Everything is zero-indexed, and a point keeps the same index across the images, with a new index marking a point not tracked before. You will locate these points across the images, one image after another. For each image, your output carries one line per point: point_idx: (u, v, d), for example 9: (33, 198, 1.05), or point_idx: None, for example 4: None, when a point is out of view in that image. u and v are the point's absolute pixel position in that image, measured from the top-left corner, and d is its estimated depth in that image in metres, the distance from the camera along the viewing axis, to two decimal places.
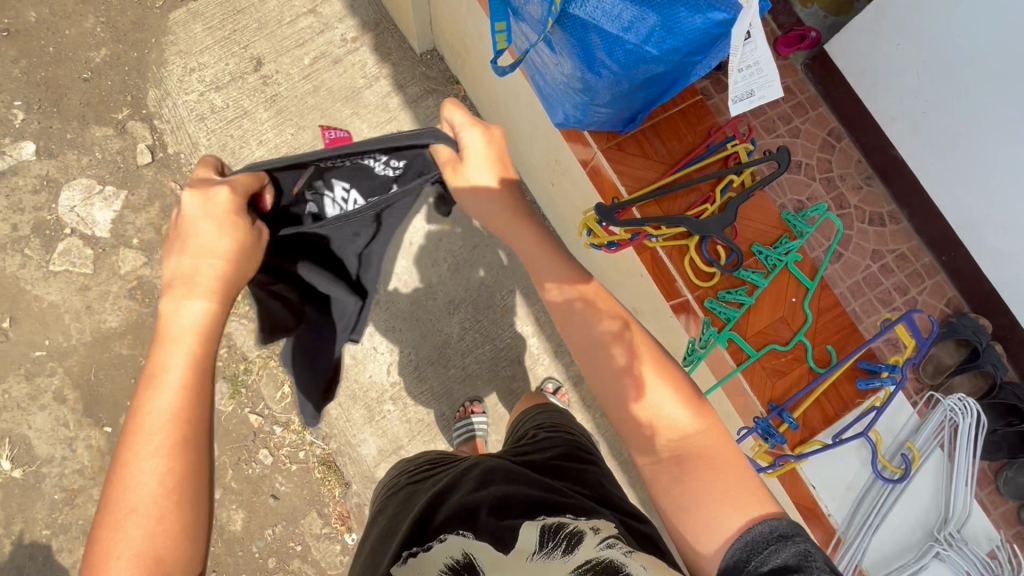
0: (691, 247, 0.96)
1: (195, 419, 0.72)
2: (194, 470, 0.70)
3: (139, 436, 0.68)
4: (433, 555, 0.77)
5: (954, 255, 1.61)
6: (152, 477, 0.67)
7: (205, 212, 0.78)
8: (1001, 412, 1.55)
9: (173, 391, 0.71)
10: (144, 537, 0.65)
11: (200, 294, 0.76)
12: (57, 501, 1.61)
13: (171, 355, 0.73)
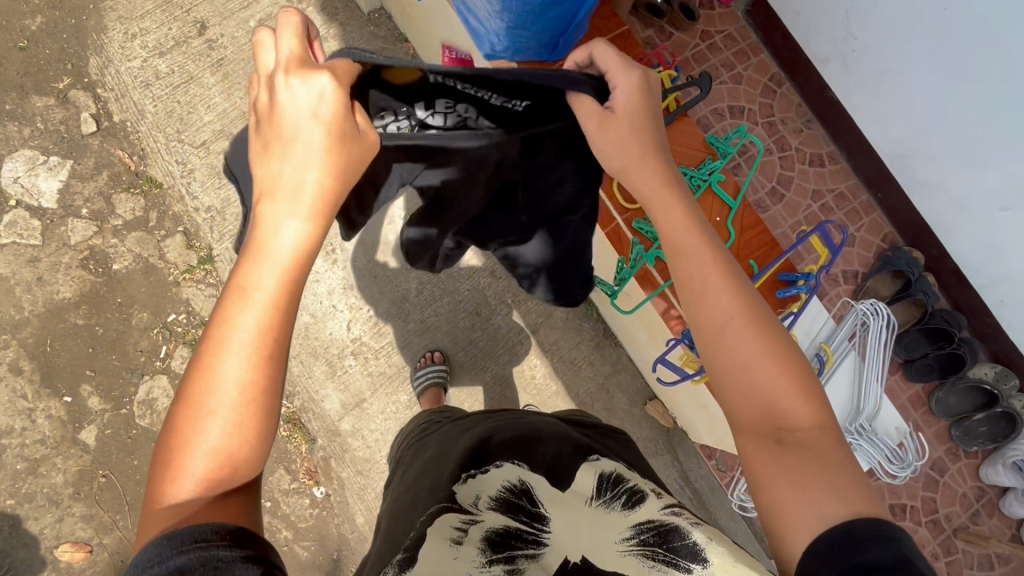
0: None
1: (278, 342, 0.69)
2: (272, 389, 0.69)
3: (224, 343, 0.67)
4: (493, 478, 0.94)
5: (888, 192, 1.69)
6: (230, 388, 0.66)
7: (308, 96, 0.66)
8: (931, 337, 1.66)
9: (260, 310, 0.68)
10: (222, 444, 0.66)
11: (305, 212, 0.70)
12: (20, 471, 1.61)
13: (267, 271, 0.69)
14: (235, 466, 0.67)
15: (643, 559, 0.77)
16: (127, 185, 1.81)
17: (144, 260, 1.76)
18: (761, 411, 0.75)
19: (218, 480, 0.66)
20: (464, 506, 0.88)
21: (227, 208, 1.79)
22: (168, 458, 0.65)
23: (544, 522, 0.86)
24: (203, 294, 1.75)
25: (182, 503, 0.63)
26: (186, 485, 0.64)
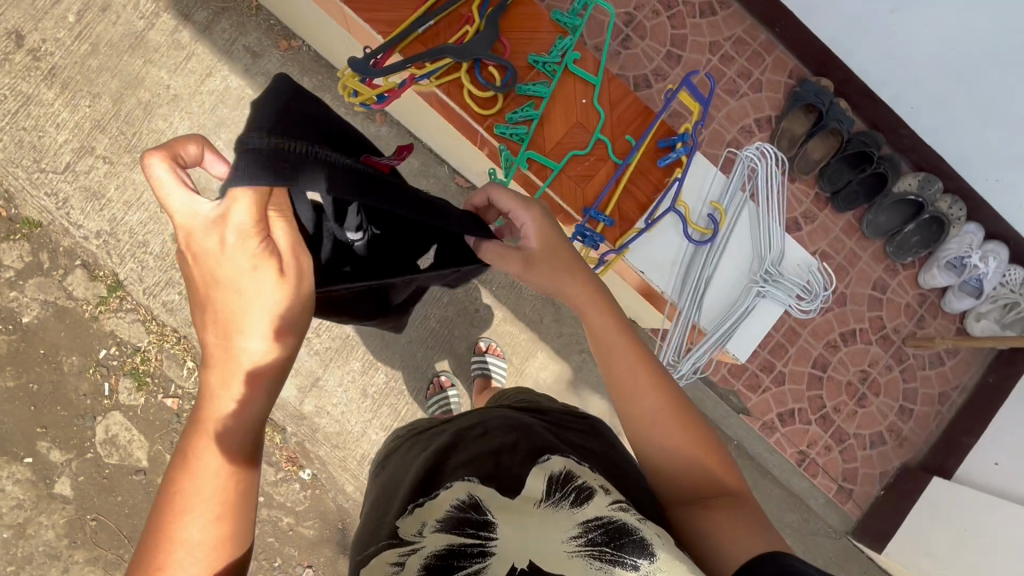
0: (464, 78, 0.92)
1: (241, 496, 0.66)
2: (237, 545, 0.65)
3: (180, 509, 0.63)
4: (439, 502, 0.75)
5: (784, 24, 1.61)
6: (196, 557, 0.62)
7: (233, 221, 0.62)
8: (853, 163, 1.64)
9: (220, 469, 0.65)
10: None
11: (262, 326, 0.66)
12: (10, 538, 1.62)
13: (217, 434, 0.65)
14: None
15: (592, 562, 0.64)
16: (5, 233, 1.67)
17: (53, 305, 1.67)
18: (691, 483, 0.78)
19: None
20: (406, 540, 0.72)
21: (117, 228, 1.68)
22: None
23: (490, 531, 0.68)
24: (126, 321, 1.68)
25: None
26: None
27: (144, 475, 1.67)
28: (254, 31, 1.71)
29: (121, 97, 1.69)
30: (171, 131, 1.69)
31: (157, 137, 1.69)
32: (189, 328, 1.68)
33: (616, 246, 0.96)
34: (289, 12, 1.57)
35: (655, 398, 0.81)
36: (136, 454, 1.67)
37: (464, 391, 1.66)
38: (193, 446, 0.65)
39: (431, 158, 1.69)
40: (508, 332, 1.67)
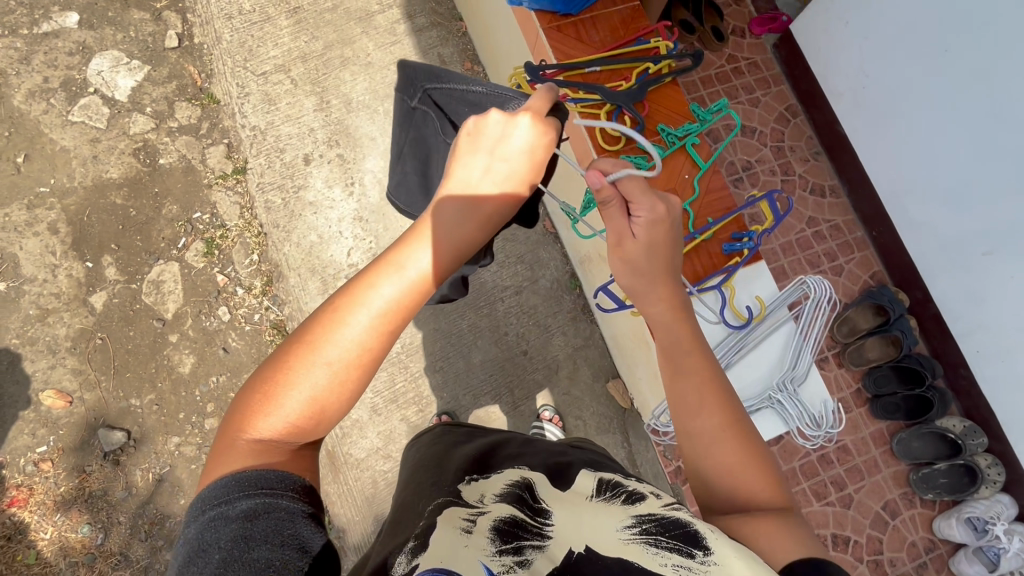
0: (602, 116, 1.10)
1: (402, 320, 0.72)
2: (376, 362, 0.71)
3: (358, 299, 0.70)
4: (496, 480, 0.81)
5: (882, 230, 1.75)
6: (348, 349, 0.69)
7: (502, 128, 0.80)
8: (904, 377, 1.65)
9: (399, 286, 0.71)
10: (314, 390, 0.68)
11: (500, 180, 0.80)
12: (30, 316, 1.77)
13: (421, 250, 0.74)
14: (319, 416, 0.68)
15: (649, 548, 0.63)
16: (190, 96, 2.02)
17: (187, 161, 1.95)
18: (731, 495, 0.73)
19: (298, 427, 0.67)
20: (466, 501, 0.75)
21: (269, 130, 1.97)
22: (265, 398, 0.67)
23: (547, 515, 0.71)
24: (229, 200, 1.92)
25: (258, 441, 0.64)
26: (280, 420, 0.66)
27: (162, 325, 1.80)
28: (451, 47, 2.09)
29: (331, 47, 2.06)
30: (351, 84, 2.03)
31: (339, 83, 2.02)
32: (271, 228, 1.87)
33: None
34: (486, 43, 1.92)
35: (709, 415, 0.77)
36: (167, 305, 1.81)
37: (457, 397, 1.70)
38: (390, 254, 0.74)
39: None
40: (522, 366, 1.73)
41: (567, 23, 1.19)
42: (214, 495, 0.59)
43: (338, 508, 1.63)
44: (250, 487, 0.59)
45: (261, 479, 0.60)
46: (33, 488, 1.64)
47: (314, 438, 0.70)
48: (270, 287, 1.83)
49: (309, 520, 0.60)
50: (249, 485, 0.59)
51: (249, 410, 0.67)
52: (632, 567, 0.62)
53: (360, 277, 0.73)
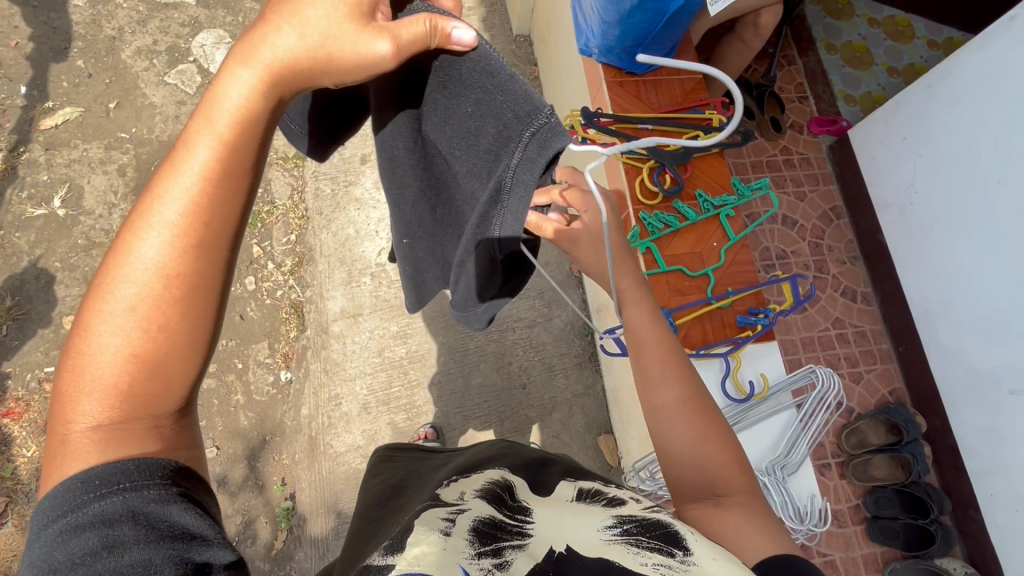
0: (644, 170, 1.14)
1: (219, 217, 0.56)
2: (202, 286, 0.55)
3: (149, 216, 0.54)
4: (472, 480, 0.83)
5: (909, 346, 1.71)
6: (142, 280, 0.53)
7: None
8: (907, 503, 1.56)
9: (196, 175, 0.54)
10: (126, 344, 0.53)
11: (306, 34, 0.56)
12: (77, 245, 1.87)
13: (206, 129, 0.55)
14: (160, 378, 0.54)
15: (630, 548, 0.65)
16: None
17: None
18: (699, 479, 0.77)
19: (127, 397, 0.53)
20: (445, 501, 0.75)
21: None
22: (77, 379, 0.52)
23: (526, 516, 0.73)
24: (282, 179, 2.00)
25: (88, 428, 0.51)
26: (89, 401, 0.52)
27: None
28: None
29: None
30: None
31: None
32: (314, 214, 1.94)
33: None
34: (554, 90, 2.03)
35: (673, 389, 0.81)
36: None
37: (447, 414, 1.70)
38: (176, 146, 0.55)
39: None
40: (517, 398, 1.72)
41: (630, 80, 1.25)
42: (56, 506, 0.48)
43: (306, 495, 1.63)
44: (102, 489, 0.49)
45: (121, 474, 0.50)
46: (31, 404, 1.69)
47: (170, 407, 0.55)
48: (299, 268, 1.89)
49: (188, 504, 0.51)
50: (101, 485, 0.49)
51: (63, 400, 0.53)
52: (614, 566, 0.64)
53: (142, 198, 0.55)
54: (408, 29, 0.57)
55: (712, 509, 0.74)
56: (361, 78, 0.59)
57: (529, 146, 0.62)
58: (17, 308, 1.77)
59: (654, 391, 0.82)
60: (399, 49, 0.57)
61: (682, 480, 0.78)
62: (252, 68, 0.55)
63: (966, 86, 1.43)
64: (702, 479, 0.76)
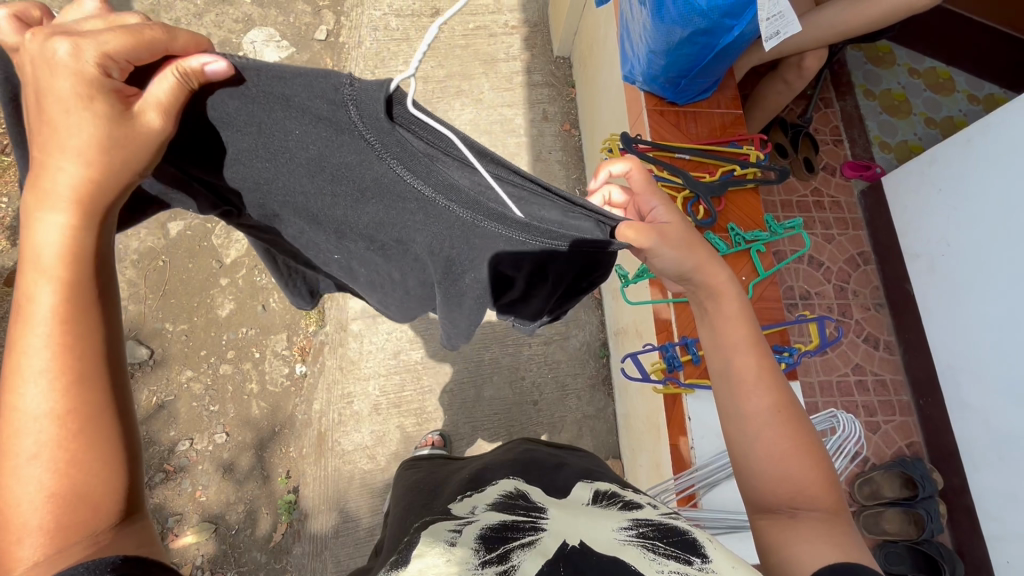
0: (679, 199, 1.16)
1: (87, 338, 0.55)
2: (99, 403, 0.55)
3: (19, 369, 0.53)
4: (487, 493, 0.87)
5: (930, 401, 1.67)
6: (38, 429, 0.52)
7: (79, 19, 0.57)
8: (918, 561, 1.52)
9: (48, 320, 0.54)
10: (45, 488, 0.51)
11: (74, 141, 0.55)
12: None
13: (35, 272, 0.54)
14: (91, 503, 0.53)
15: (647, 554, 0.65)
16: None
17: None
18: (783, 490, 0.77)
19: (64, 528, 0.51)
20: (455, 517, 0.79)
21: None
22: (1, 534, 0.50)
23: (542, 514, 0.76)
24: None
25: (34, 569, 0.49)
26: (21, 535, 0.50)
27: (218, 266, 1.90)
28: (558, 107, 2.26)
29: (452, 77, 2.25)
30: (457, 113, 2.19)
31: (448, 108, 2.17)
32: None
33: (687, 382, 1.06)
34: (590, 114, 2.06)
35: (760, 398, 0.80)
36: (228, 251, 1.92)
37: (456, 423, 1.70)
38: (18, 291, 0.55)
39: None
40: (528, 414, 1.72)
41: (671, 109, 1.27)
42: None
43: (309, 490, 1.64)
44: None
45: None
46: None
47: (118, 525, 0.54)
48: None
49: None
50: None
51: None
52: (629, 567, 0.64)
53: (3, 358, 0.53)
54: (160, 84, 0.57)
55: (787, 523, 0.75)
56: (151, 152, 0.59)
57: (387, 131, 0.64)
58: None
59: (743, 400, 0.81)
60: (171, 94, 0.58)
61: (763, 494, 0.78)
62: (72, 165, 0.55)
63: (1006, 143, 1.42)
64: (779, 495, 0.77)
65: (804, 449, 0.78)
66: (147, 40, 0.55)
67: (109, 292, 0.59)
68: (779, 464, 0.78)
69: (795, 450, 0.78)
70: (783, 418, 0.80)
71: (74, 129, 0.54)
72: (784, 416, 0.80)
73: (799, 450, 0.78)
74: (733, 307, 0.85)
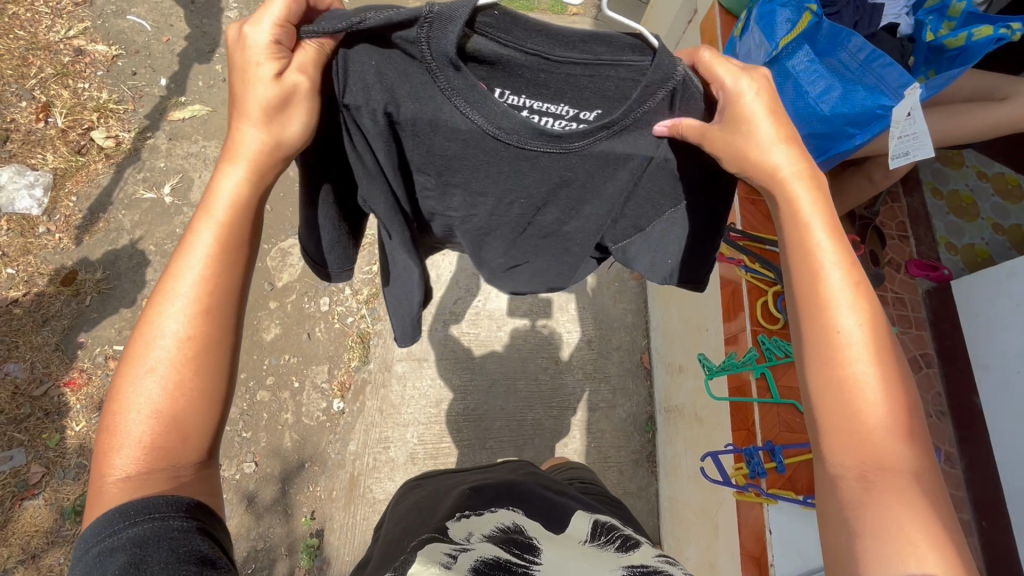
0: (769, 294, 1.13)
1: (220, 300, 0.73)
2: (213, 348, 0.72)
3: (166, 300, 0.71)
4: (484, 520, 0.89)
5: (993, 524, 1.58)
6: (169, 350, 0.70)
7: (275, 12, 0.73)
8: None
9: (200, 264, 0.72)
10: (152, 403, 0.69)
11: (257, 119, 0.71)
12: (175, 233, 1.92)
13: (208, 219, 0.73)
14: (182, 433, 0.70)
15: None
16: None
17: None
18: (854, 445, 0.68)
19: (153, 453, 0.68)
20: (451, 540, 0.82)
21: None
22: (117, 424, 0.69)
23: (535, 555, 0.78)
24: None
25: (125, 472, 0.67)
26: (130, 439, 0.68)
27: (270, 289, 1.89)
28: None
29: None
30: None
31: None
32: None
33: (768, 491, 1.00)
34: None
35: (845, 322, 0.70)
36: (281, 274, 1.91)
37: None
38: (188, 235, 0.73)
39: (645, 323, 1.88)
40: None
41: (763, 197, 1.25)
42: (106, 524, 0.64)
43: (333, 537, 1.57)
44: (138, 511, 0.64)
45: (144, 506, 0.65)
46: (92, 378, 1.70)
47: (190, 461, 0.71)
48: (374, 300, 1.89)
49: (202, 536, 0.66)
50: (136, 512, 0.64)
51: (106, 448, 0.68)
52: None
53: (161, 281, 0.72)
54: (305, 53, 0.70)
55: (861, 494, 0.66)
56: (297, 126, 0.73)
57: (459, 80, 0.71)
58: (104, 282, 1.82)
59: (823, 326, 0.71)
60: (309, 61, 0.70)
61: (837, 457, 0.69)
62: (254, 126, 0.72)
63: None
64: (854, 460, 0.67)
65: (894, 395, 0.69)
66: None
67: (248, 263, 0.78)
68: (844, 414, 0.68)
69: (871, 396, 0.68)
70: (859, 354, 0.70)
71: (253, 83, 0.70)
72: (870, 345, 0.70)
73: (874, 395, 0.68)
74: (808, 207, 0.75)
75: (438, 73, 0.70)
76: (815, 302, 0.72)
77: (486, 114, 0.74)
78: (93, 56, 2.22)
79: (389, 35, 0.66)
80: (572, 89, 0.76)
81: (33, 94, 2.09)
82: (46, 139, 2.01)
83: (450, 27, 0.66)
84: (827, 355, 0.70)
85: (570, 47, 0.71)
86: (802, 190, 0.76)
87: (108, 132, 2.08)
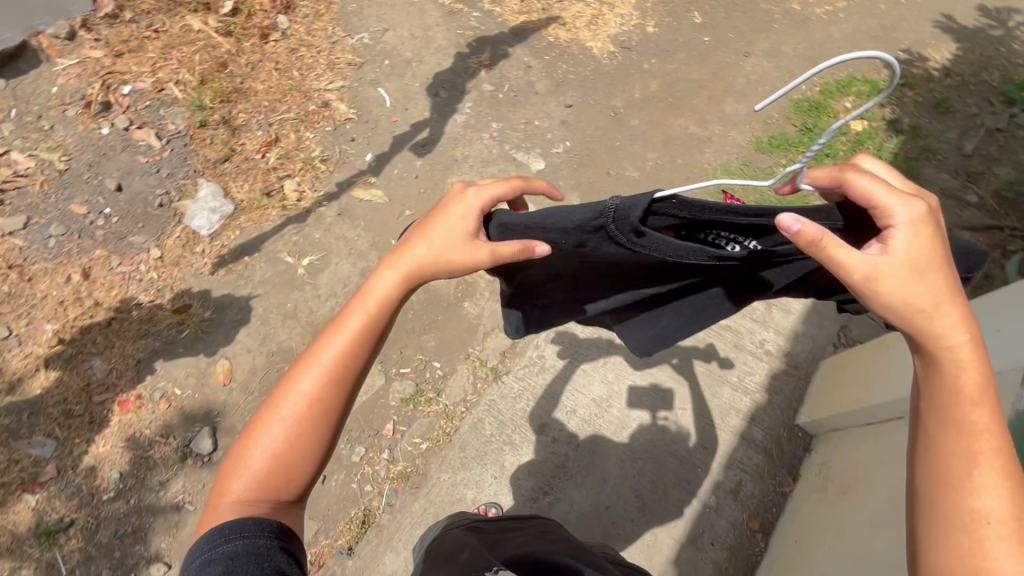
0: None
1: (349, 367, 0.78)
2: (329, 411, 0.77)
3: (309, 364, 0.78)
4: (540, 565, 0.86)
5: None
6: (297, 405, 0.76)
7: (455, 208, 0.81)
8: None
9: (345, 336, 0.78)
10: (273, 447, 0.76)
11: (397, 265, 0.79)
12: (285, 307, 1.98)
13: (360, 307, 0.78)
14: (287, 477, 0.76)
15: None
16: None
17: (476, 318, 1.95)
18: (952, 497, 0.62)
19: (265, 494, 0.75)
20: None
21: (546, 372, 1.85)
22: (242, 464, 0.76)
23: None
24: (465, 379, 1.84)
25: (235, 500, 0.74)
26: (245, 478, 0.75)
27: None
28: (757, 487, 1.68)
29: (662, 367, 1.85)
30: (653, 407, 1.79)
31: (642, 398, 1.80)
32: (459, 444, 1.73)
33: None
34: (800, 549, 1.43)
35: (963, 383, 0.65)
36: None
37: None
38: (342, 317, 0.79)
39: None
40: None
41: None
42: (203, 544, 0.70)
43: None
44: (243, 533, 0.70)
45: (242, 527, 0.71)
46: (141, 407, 1.78)
47: (290, 494, 0.77)
48: (401, 482, 1.68)
49: (288, 556, 0.71)
50: (241, 528, 0.70)
51: (220, 490, 0.75)
52: None
53: (300, 361, 0.79)
54: (495, 189, 0.83)
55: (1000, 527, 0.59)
56: (463, 273, 0.79)
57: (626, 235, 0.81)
58: (206, 324, 1.92)
59: (946, 462, 0.64)
60: (477, 198, 0.81)
61: None
62: (392, 269, 0.79)
63: None
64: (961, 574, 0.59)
65: (997, 435, 0.63)
66: (512, 185, 0.84)
67: (383, 333, 0.80)
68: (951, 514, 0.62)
69: (952, 424, 0.65)
70: (967, 405, 0.64)
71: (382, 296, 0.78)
72: (967, 384, 0.65)
73: (976, 430, 0.63)
74: (970, 367, 0.65)
75: (612, 219, 0.80)
76: (949, 446, 0.64)
77: (666, 248, 0.82)
78: (333, 111, 2.43)
79: (574, 215, 0.81)
80: (759, 232, 0.81)
81: (271, 128, 2.33)
82: (253, 170, 2.23)
83: (635, 211, 0.78)
84: (952, 521, 0.62)
85: (738, 214, 0.75)
86: (954, 312, 0.66)
87: (299, 185, 2.22)
